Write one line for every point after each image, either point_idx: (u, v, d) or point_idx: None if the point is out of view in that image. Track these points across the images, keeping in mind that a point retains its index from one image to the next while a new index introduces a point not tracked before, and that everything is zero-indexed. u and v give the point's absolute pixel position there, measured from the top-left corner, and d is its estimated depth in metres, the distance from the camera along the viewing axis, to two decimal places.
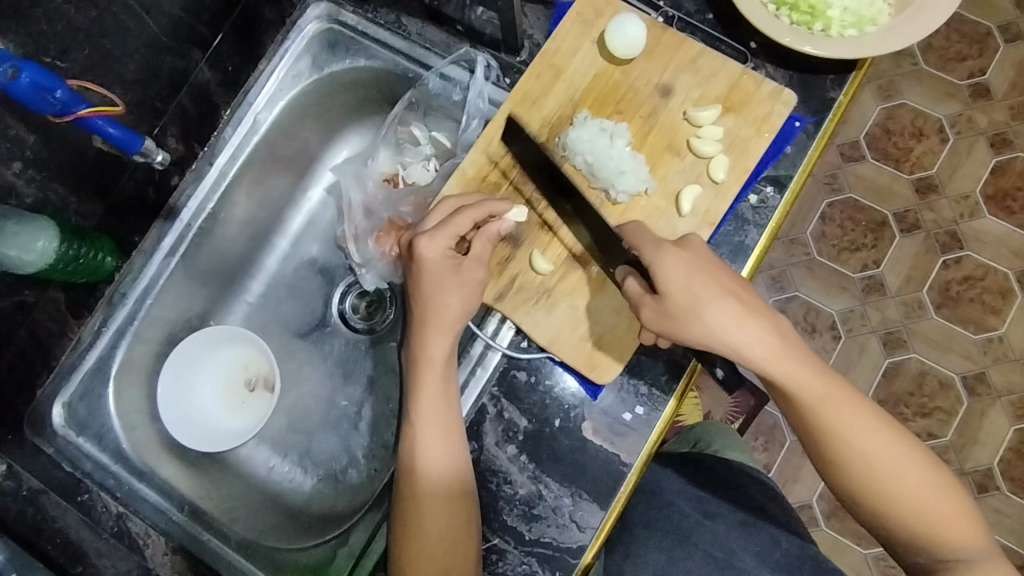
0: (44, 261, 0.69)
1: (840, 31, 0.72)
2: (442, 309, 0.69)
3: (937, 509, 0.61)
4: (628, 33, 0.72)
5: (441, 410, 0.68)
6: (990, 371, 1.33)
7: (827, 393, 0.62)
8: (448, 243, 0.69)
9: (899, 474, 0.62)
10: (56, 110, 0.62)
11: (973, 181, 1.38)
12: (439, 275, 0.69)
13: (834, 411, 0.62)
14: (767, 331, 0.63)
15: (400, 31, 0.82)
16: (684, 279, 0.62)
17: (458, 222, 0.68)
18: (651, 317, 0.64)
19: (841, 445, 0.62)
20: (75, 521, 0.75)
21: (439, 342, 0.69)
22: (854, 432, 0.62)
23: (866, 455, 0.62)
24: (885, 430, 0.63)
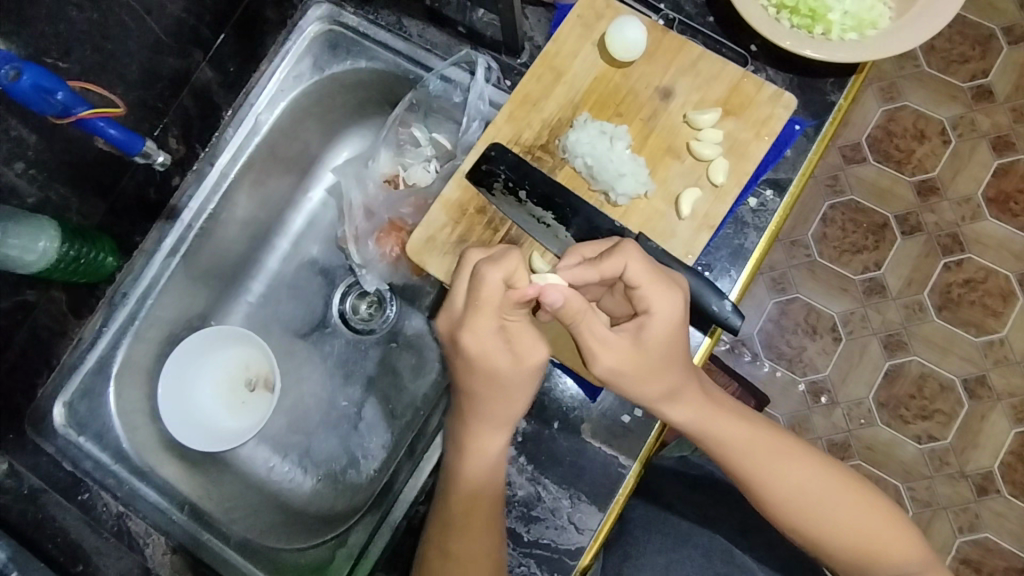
0: (46, 261, 0.69)
1: (840, 35, 0.72)
2: (500, 399, 0.62)
3: (868, 530, 0.63)
4: (627, 36, 0.72)
5: (482, 494, 0.63)
6: (991, 374, 1.33)
7: (747, 442, 0.64)
8: (490, 323, 0.59)
9: (837, 514, 0.63)
10: (59, 111, 0.62)
11: (974, 184, 1.38)
12: (492, 371, 0.60)
13: (764, 465, 0.63)
14: (696, 390, 0.63)
15: (401, 33, 0.82)
16: (664, 329, 0.58)
17: (488, 294, 0.58)
18: (610, 359, 0.59)
19: (768, 492, 0.64)
20: (76, 519, 0.76)
21: (497, 435, 0.64)
22: (778, 485, 0.63)
23: (803, 504, 0.63)
24: (808, 469, 0.64)
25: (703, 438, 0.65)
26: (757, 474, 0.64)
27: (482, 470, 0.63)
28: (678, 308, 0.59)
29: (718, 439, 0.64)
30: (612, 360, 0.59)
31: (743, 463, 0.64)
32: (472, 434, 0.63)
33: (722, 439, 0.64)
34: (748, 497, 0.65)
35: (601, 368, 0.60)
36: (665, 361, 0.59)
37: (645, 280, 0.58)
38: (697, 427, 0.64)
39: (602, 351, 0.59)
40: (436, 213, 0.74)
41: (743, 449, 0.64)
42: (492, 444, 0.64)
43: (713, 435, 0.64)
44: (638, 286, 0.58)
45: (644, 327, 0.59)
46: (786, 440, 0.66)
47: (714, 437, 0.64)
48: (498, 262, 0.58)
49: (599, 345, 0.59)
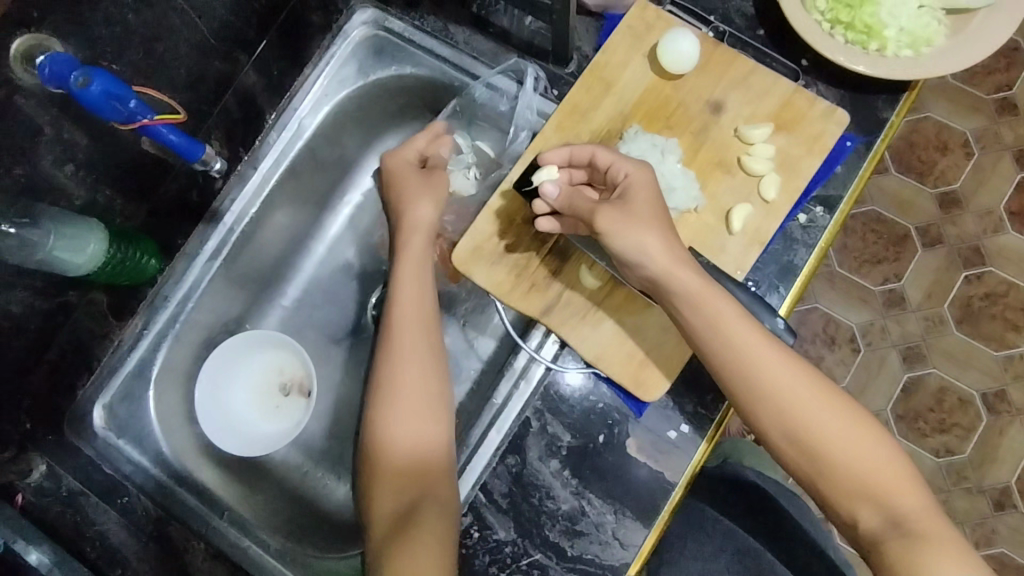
0: (94, 262, 0.69)
1: (896, 52, 0.71)
2: (416, 198, 0.77)
3: (848, 443, 0.61)
4: (680, 48, 0.71)
5: (399, 475, 0.67)
6: (1011, 389, 1.33)
7: (736, 323, 0.61)
8: (410, 156, 0.80)
9: (819, 417, 0.61)
10: (124, 119, 0.63)
11: (996, 197, 1.37)
12: (407, 181, 0.79)
13: (750, 348, 0.61)
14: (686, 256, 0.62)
15: (448, 39, 0.81)
16: (645, 192, 0.63)
17: (404, 156, 0.80)
18: (608, 213, 0.61)
19: (759, 389, 0.62)
20: (116, 521, 0.76)
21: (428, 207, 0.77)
22: (766, 370, 0.61)
23: (783, 396, 0.61)
24: (795, 364, 0.62)
25: (692, 314, 0.62)
26: (751, 370, 0.61)
27: (403, 445, 0.67)
28: (646, 176, 0.64)
29: (707, 316, 0.61)
30: (612, 218, 0.61)
31: (727, 344, 0.61)
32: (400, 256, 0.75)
33: (719, 329, 0.61)
34: (732, 379, 0.62)
35: (601, 223, 0.61)
36: (651, 213, 0.62)
37: (612, 158, 0.66)
38: (680, 297, 0.61)
39: (601, 211, 0.62)
40: (483, 223, 0.73)
41: (742, 344, 0.61)
42: (408, 423, 0.68)
43: (704, 307, 0.61)
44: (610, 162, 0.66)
45: (628, 186, 0.64)
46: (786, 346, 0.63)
47: (704, 315, 0.61)
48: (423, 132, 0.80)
49: (591, 205, 0.63)
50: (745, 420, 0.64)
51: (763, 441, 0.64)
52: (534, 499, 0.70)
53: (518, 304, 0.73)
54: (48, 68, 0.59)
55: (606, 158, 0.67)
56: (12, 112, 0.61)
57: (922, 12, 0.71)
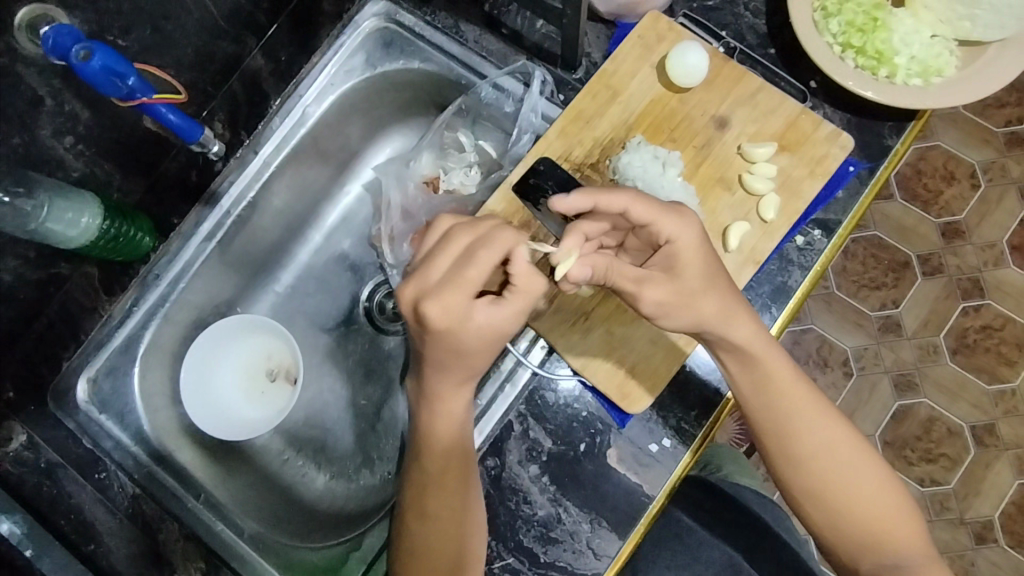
0: (87, 238, 0.69)
1: (905, 79, 0.71)
2: (460, 338, 0.57)
3: (875, 510, 0.63)
4: (689, 62, 0.71)
5: (439, 473, 0.63)
6: (1000, 423, 1.32)
7: (788, 383, 0.64)
8: (467, 300, 0.56)
9: (852, 482, 0.64)
10: (123, 95, 0.63)
11: (1000, 230, 1.37)
12: (460, 336, 0.57)
13: (796, 410, 0.64)
14: (749, 315, 0.62)
15: (457, 37, 0.81)
16: (700, 257, 0.60)
17: (456, 304, 0.56)
18: (656, 291, 0.59)
19: (798, 446, 0.64)
20: (91, 497, 0.75)
21: (485, 314, 0.57)
22: (808, 432, 0.64)
23: (822, 458, 0.64)
24: (837, 429, 0.65)
25: (744, 369, 0.64)
26: (788, 420, 0.64)
27: (444, 446, 0.63)
28: (694, 232, 0.60)
29: (761, 372, 0.63)
30: (658, 293, 0.59)
31: (774, 401, 0.64)
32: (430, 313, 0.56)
33: (768, 382, 0.64)
34: (775, 436, 0.65)
35: (646, 305, 0.60)
36: (702, 280, 0.60)
37: (653, 215, 0.59)
38: (738, 355, 0.63)
39: (646, 286, 0.59)
40: None
41: (784, 394, 0.64)
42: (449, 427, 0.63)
43: (757, 362, 0.63)
44: (649, 221, 0.59)
45: (675, 253, 0.60)
46: (824, 399, 0.66)
47: (757, 370, 0.63)
48: (488, 250, 0.57)
49: (636, 283, 0.59)
50: (773, 474, 0.67)
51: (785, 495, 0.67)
52: (510, 503, 0.70)
53: None
54: (51, 39, 0.59)
55: (643, 214, 0.59)
56: (13, 80, 0.61)
57: (934, 42, 0.71)
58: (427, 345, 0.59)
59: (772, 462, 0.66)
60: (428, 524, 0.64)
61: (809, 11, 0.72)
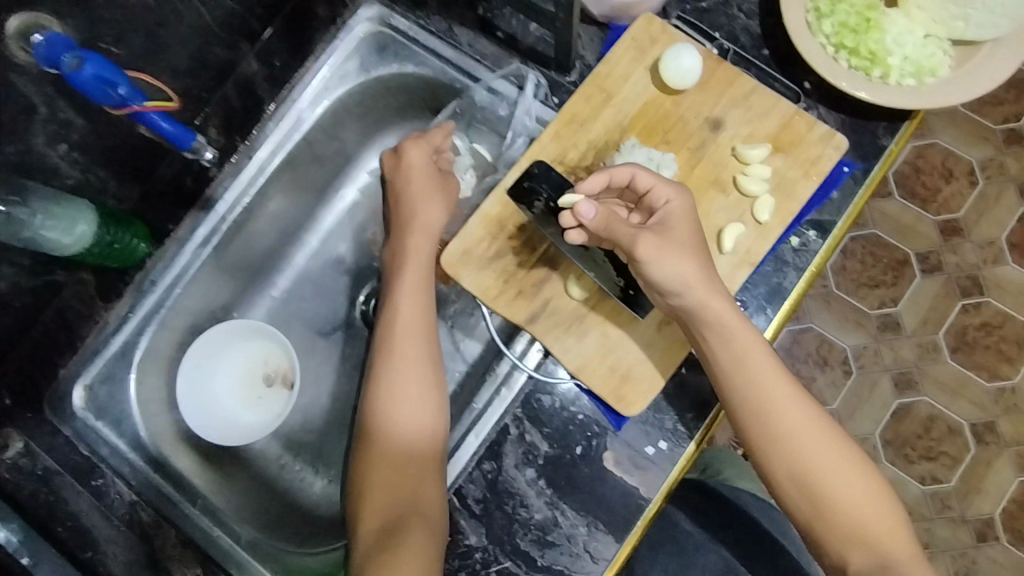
0: (83, 245, 0.70)
1: (899, 80, 0.71)
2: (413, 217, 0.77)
3: (852, 494, 0.63)
4: (682, 64, 0.71)
5: (400, 444, 0.69)
6: (1001, 421, 1.32)
7: (763, 361, 0.64)
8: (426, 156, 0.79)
9: (829, 465, 0.63)
10: (115, 103, 0.63)
11: (998, 228, 1.37)
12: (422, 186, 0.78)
13: (772, 389, 0.64)
14: (721, 290, 0.64)
15: (451, 40, 0.81)
16: (686, 215, 0.64)
17: (421, 168, 0.78)
18: (651, 239, 0.61)
19: (775, 425, 0.64)
20: (88, 504, 0.75)
21: (432, 217, 0.77)
22: (785, 411, 0.64)
23: (799, 439, 0.63)
24: (813, 412, 0.65)
25: (720, 347, 0.64)
26: (764, 398, 0.64)
27: (398, 404, 0.70)
28: (684, 205, 0.64)
29: (735, 348, 0.63)
30: (651, 246, 0.61)
31: (751, 380, 0.64)
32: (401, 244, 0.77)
33: (744, 360, 0.64)
34: (753, 416, 0.64)
35: (642, 248, 0.61)
36: (688, 242, 0.63)
37: (655, 181, 0.64)
38: (713, 329, 0.63)
39: (640, 239, 0.61)
40: (475, 226, 0.73)
41: (760, 373, 0.64)
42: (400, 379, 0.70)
43: (732, 338, 0.63)
44: (649, 188, 0.65)
45: (668, 214, 0.64)
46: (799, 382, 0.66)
47: (731, 346, 0.63)
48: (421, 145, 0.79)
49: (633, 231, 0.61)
50: (752, 456, 0.66)
51: (764, 479, 0.66)
52: (506, 506, 0.70)
53: (503, 310, 0.73)
54: (44, 48, 0.59)
55: (647, 179, 0.64)
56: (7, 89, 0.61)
57: (928, 42, 0.71)
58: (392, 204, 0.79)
59: (750, 443, 0.65)
60: (381, 486, 0.68)
61: (802, 12, 0.72)
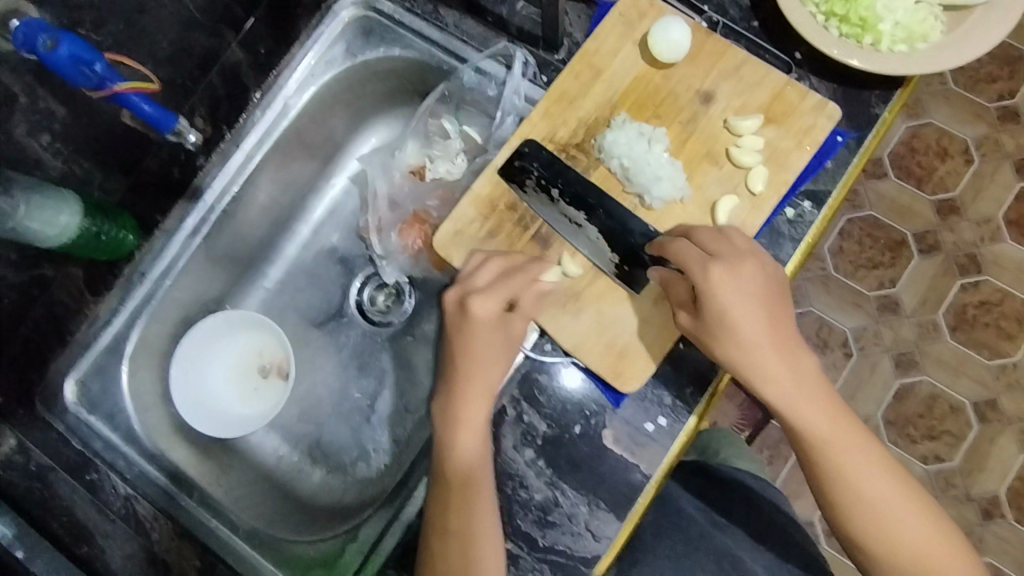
0: (68, 236, 0.69)
1: (890, 46, 0.70)
2: (472, 317, 0.67)
3: (937, 561, 0.61)
4: (671, 37, 0.70)
5: (459, 491, 0.63)
6: (1003, 399, 1.32)
7: (838, 435, 0.62)
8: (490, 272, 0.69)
9: (911, 534, 0.61)
10: (94, 84, 0.62)
11: (995, 205, 1.36)
12: (510, 282, 0.68)
13: (852, 460, 0.62)
14: (786, 360, 0.63)
15: (437, 22, 0.80)
16: (728, 293, 0.62)
17: (489, 280, 0.69)
18: (686, 321, 0.65)
19: (857, 497, 0.61)
20: (83, 499, 0.74)
21: (488, 304, 0.67)
22: (865, 483, 0.62)
23: (881, 510, 0.61)
24: (894, 480, 0.62)
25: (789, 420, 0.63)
26: (846, 472, 0.62)
27: (466, 458, 0.65)
28: (729, 281, 0.62)
29: (805, 422, 0.62)
30: (688, 322, 0.65)
31: (827, 452, 0.62)
32: (463, 339, 0.68)
33: (815, 432, 0.62)
34: (834, 489, 0.62)
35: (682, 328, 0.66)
36: (741, 316, 0.62)
37: (690, 261, 0.64)
38: (780, 403, 0.63)
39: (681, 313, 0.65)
40: (465, 207, 0.73)
41: (830, 437, 0.62)
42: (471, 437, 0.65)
43: (798, 410, 0.62)
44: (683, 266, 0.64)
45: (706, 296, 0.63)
46: (871, 439, 0.64)
47: (800, 420, 0.63)
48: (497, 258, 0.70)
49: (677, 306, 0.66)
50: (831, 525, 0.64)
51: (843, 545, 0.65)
52: (503, 488, 0.69)
53: None
54: (21, 33, 0.58)
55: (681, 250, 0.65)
56: None
57: (920, 7, 0.70)
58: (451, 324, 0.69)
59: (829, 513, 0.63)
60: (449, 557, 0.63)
61: None
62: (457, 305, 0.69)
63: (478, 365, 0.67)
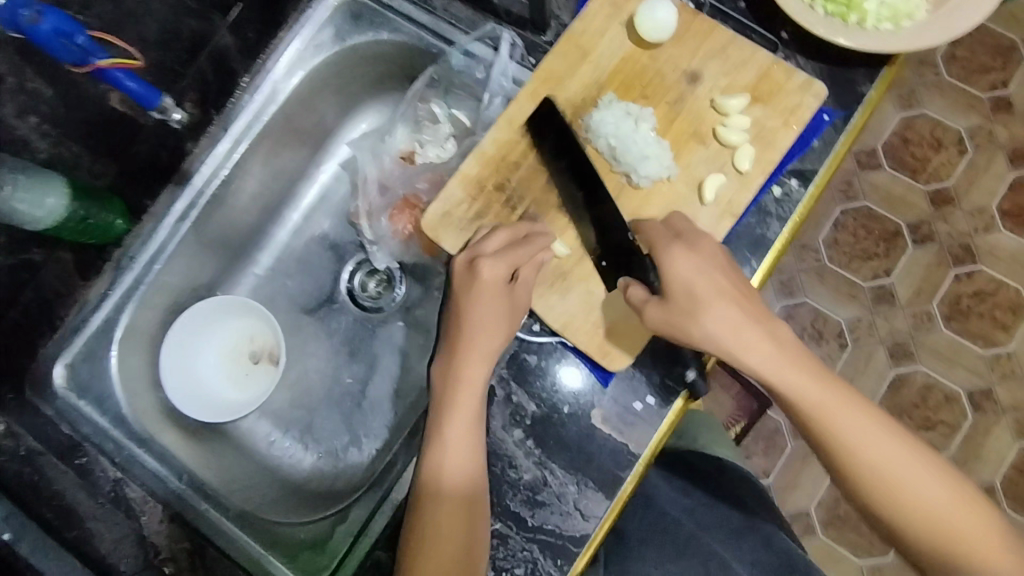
0: (53, 219, 0.69)
1: (876, 25, 0.70)
2: (477, 278, 0.66)
3: (945, 508, 0.58)
4: (658, 16, 0.70)
5: (449, 487, 0.63)
6: (997, 388, 1.32)
7: (824, 393, 0.60)
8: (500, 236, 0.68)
9: (915, 481, 0.59)
10: (76, 59, 0.62)
11: (989, 195, 1.36)
12: (515, 251, 0.67)
13: (841, 413, 0.60)
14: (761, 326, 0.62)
15: (425, 5, 0.81)
16: (692, 269, 0.62)
17: (495, 243, 0.68)
18: (655, 313, 0.63)
19: (854, 450, 0.59)
20: (72, 482, 0.74)
21: (494, 268, 0.66)
22: (858, 435, 0.59)
23: (878, 460, 0.59)
24: (889, 430, 0.60)
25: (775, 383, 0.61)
26: (836, 425, 0.60)
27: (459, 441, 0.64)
28: (690, 256, 0.63)
29: (788, 383, 0.61)
30: (658, 313, 0.63)
31: (814, 408, 0.60)
32: (465, 308, 0.66)
33: (801, 391, 0.61)
34: (826, 444, 0.60)
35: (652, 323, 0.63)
36: (708, 291, 0.62)
37: (657, 246, 0.64)
38: (762, 369, 0.61)
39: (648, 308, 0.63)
40: (453, 188, 0.72)
41: (816, 394, 0.61)
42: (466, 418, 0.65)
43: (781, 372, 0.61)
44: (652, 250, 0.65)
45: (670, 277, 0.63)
46: (858, 392, 0.62)
47: (785, 383, 0.61)
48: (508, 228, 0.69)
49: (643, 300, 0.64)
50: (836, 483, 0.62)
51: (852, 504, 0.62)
52: (491, 468, 0.69)
53: None
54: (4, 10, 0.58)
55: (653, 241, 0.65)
56: None
57: None
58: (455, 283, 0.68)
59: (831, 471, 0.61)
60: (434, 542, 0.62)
61: None
62: (466, 266, 0.67)
63: (486, 340, 0.66)
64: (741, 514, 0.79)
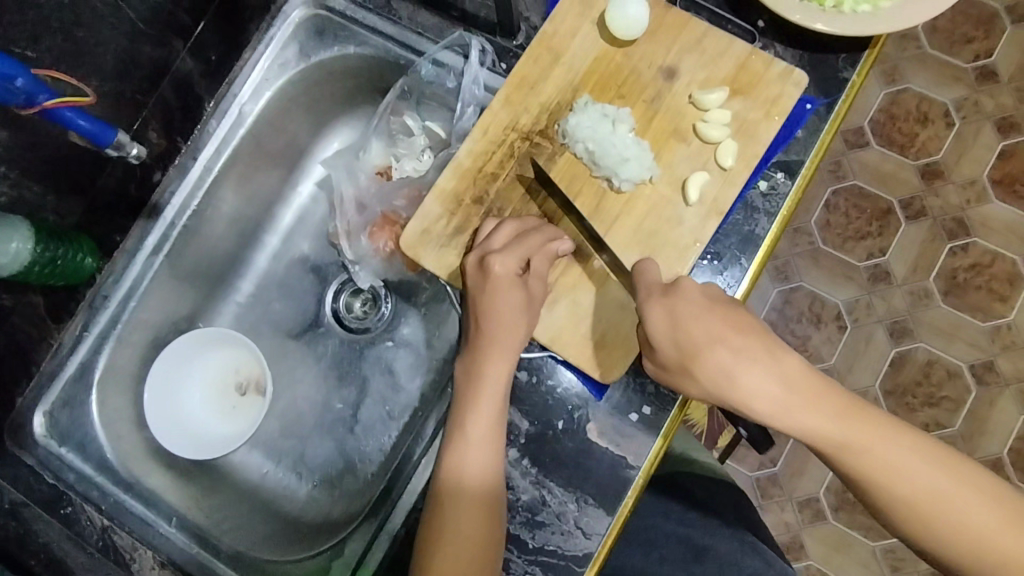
0: (19, 263, 0.66)
1: (853, 6, 0.68)
2: (490, 272, 0.64)
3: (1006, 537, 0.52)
4: (629, 13, 0.68)
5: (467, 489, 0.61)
6: (999, 360, 1.30)
7: (848, 431, 0.55)
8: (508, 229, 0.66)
9: (965, 511, 0.53)
10: (22, 100, 0.59)
11: (979, 166, 1.34)
12: (526, 244, 0.65)
13: (872, 449, 0.54)
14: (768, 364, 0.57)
15: (390, 15, 0.78)
16: (679, 314, 0.59)
17: (503, 239, 0.66)
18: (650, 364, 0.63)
19: (890, 488, 0.54)
20: (59, 533, 0.72)
21: (505, 261, 0.64)
22: (893, 470, 0.54)
23: (919, 496, 0.54)
24: (929, 459, 0.54)
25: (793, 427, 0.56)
26: (865, 463, 0.54)
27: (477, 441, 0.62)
28: (677, 305, 0.59)
29: (806, 426, 0.56)
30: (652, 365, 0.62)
31: (840, 447, 0.55)
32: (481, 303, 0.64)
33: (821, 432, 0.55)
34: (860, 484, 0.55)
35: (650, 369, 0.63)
36: (699, 338, 0.58)
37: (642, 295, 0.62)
38: (774, 415, 0.56)
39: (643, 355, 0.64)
40: (430, 204, 0.70)
41: (838, 433, 0.55)
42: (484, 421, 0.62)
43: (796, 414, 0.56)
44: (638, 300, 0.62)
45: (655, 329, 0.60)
46: (891, 419, 0.56)
47: (802, 426, 0.56)
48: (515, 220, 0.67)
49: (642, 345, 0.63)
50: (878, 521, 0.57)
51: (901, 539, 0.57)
52: None
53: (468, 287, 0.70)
54: None
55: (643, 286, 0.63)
56: None
57: None
58: (469, 278, 0.66)
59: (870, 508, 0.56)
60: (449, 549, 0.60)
61: None
62: (477, 265, 0.65)
63: (507, 334, 0.64)
64: (732, 519, 0.79)
